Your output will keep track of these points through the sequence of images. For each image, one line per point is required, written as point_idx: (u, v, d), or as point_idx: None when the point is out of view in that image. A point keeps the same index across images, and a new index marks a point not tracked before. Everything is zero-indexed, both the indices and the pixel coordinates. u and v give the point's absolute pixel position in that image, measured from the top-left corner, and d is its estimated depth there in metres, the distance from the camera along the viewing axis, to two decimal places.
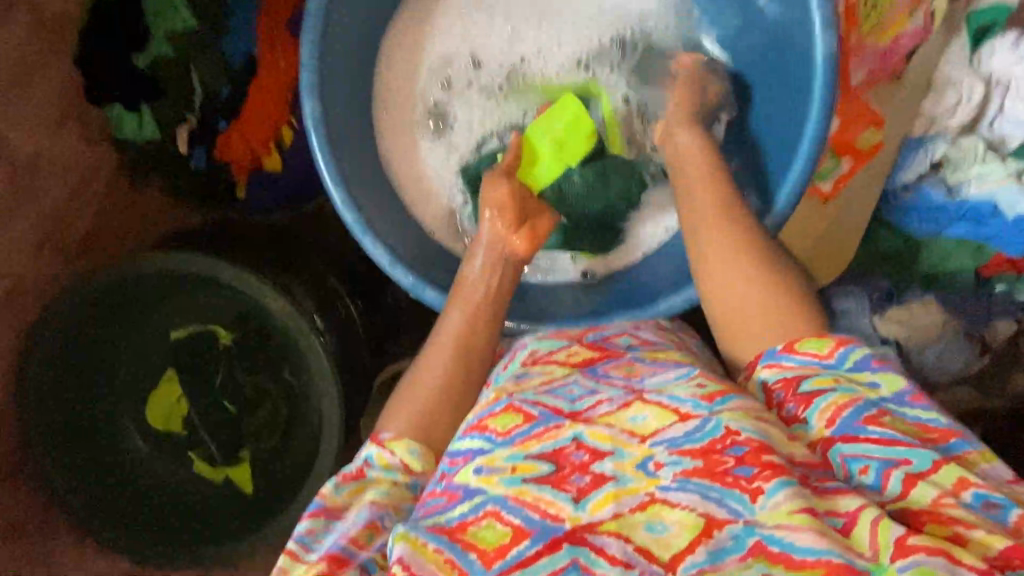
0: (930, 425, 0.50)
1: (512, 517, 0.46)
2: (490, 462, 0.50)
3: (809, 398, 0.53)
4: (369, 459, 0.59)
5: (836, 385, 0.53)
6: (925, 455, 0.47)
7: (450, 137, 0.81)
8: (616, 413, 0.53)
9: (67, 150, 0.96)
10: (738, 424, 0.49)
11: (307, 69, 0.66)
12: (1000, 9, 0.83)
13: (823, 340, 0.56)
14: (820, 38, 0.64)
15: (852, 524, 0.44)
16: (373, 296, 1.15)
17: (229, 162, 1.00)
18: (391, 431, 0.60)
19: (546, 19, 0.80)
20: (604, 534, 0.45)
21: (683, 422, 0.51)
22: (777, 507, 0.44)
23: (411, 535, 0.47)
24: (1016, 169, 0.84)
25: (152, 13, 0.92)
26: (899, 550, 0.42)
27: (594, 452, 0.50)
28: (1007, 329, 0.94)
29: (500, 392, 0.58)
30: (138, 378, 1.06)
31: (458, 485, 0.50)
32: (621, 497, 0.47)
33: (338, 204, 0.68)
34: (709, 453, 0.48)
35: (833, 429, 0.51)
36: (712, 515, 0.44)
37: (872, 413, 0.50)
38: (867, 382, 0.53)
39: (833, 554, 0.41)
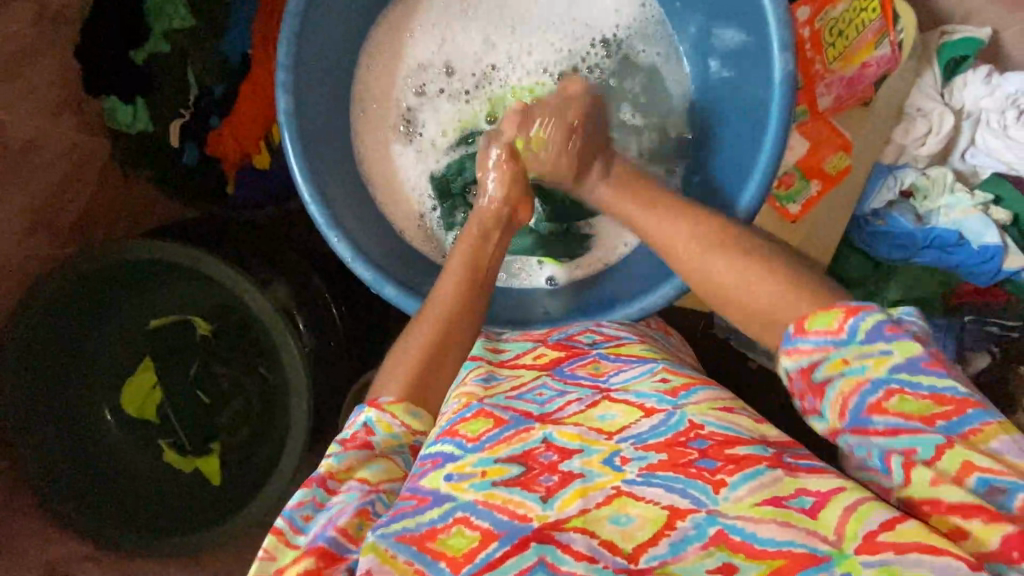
0: (946, 397, 0.46)
1: (480, 522, 0.45)
2: (459, 469, 0.49)
3: (820, 388, 0.50)
4: (368, 423, 0.57)
5: (844, 368, 0.49)
6: (930, 442, 0.45)
7: (419, 141, 0.83)
8: (585, 412, 0.54)
9: (61, 137, 0.99)
10: (702, 419, 0.51)
11: (282, 66, 0.68)
12: (971, 43, 0.87)
13: (832, 313, 0.51)
14: (777, 58, 0.67)
15: (820, 506, 0.44)
16: (353, 295, 1.16)
17: (219, 157, 1.04)
18: (390, 395, 0.60)
19: (521, 31, 0.83)
20: (570, 531, 0.44)
21: (649, 417, 0.52)
22: (740, 500, 0.44)
23: (380, 545, 0.45)
24: (983, 201, 0.87)
25: (150, 9, 0.96)
26: (867, 544, 0.41)
27: (562, 452, 0.50)
28: (979, 361, 0.92)
29: (470, 397, 0.57)
30: (114, 367, 1.08)
31: (426, 489, 0.48)
32: (588, 493, 0.46)
33: (306, 197, 0.69)
34: (674, 446, 0.48)
35: (843, 419, 0.49)
36: (677, 506, 0.44)
37: (877, 396, 0.47)
38: (874, 357, 0.48)
39: (796, 545, 0.41)
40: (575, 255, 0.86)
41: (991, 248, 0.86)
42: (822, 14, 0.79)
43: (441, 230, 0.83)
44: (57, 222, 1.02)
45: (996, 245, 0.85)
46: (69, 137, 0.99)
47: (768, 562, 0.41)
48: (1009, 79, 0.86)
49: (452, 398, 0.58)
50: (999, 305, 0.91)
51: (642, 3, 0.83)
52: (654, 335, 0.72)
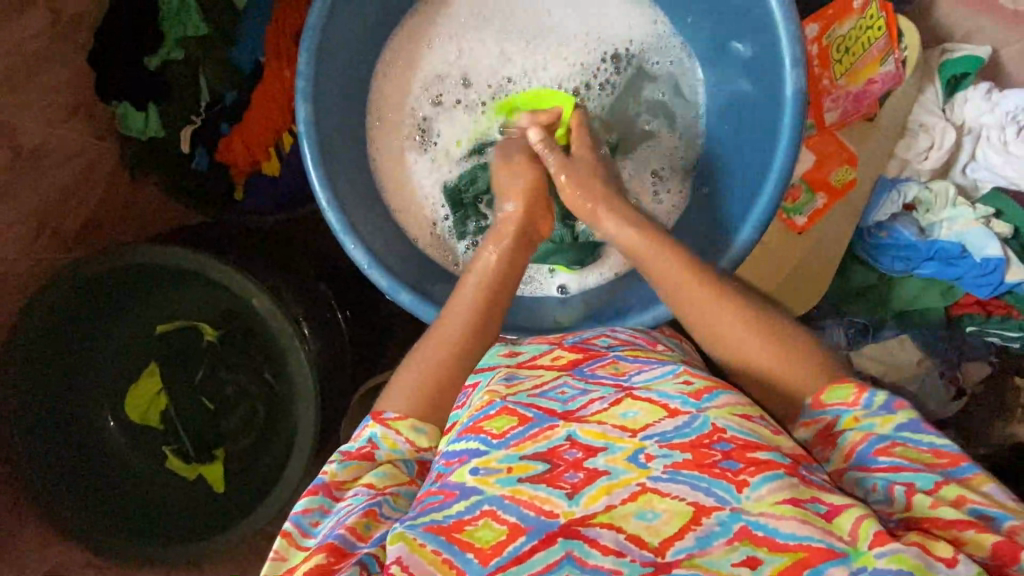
0: (943, 450, 0.51)
1: (508, 516, 0.46)
2: (486, 464, 0.49)
3: (832, 439, 0.55)
4: (373, 439, 0.61)
5: (855, 424, 0.55)
6: (930, 477, 0.49)
7: (434, 150, 0.84)
8: (608, 410, 0.53)
9: (71, 142, 0.99)
10: (723, 423, 0.50)
11: (303, 76, 0.69)
12: (971, 61, 0.89)
13: (847, 388, 0.57)
14: (789, 75, 0.68)
15: (835, 513, 0.45)
16: (360, 303, 1.16)
17: (229, 163, 1.03)
18: (395, 411, 0.63)
19: (536, 43, 0.84)
20: (597, 526, 0.45)
21: (673, 417, 0.51)
22: (762, 499, 0.45)
23: (408, 534, 0.46)
24: (985, 214, 0.88)
25: (165, 17, 0.96)
26: (878, 538, 0.43)
27: (587, 450, 0.49)
28: (979, 371, 0.94)
29: (493, 395, 0.57)
30: (119, 373, 1.07)
31: (454, 483, 0.49)
32: (613, 490, 0.47)
33: (324, 204, 0.70)
34: (699, 447, 0.48)
35: (850, 461, 0.53)
36: (701, 504, 0.45)
37: (885, 445, 0.52)
38: (882, 415, 0.54)
39: (814, 540, 0.43)
40: (586, 262, 0.86)
41: (993, 260, 0.87)
42: (829, 31, 0.82)
43: (454, 238, 0.84)
44: (62, 226, 1.01)
45: (998, 258, 0.86)
46: (80, 139, 1.00)
47: (790, 555, 0.43)
48: (1008, 97, 0.88)
49: (477, 396, 0.59)
50: (998, 316, 0.92)
51: (654, 19, 0.85)
52: (667, 341, 0.72)
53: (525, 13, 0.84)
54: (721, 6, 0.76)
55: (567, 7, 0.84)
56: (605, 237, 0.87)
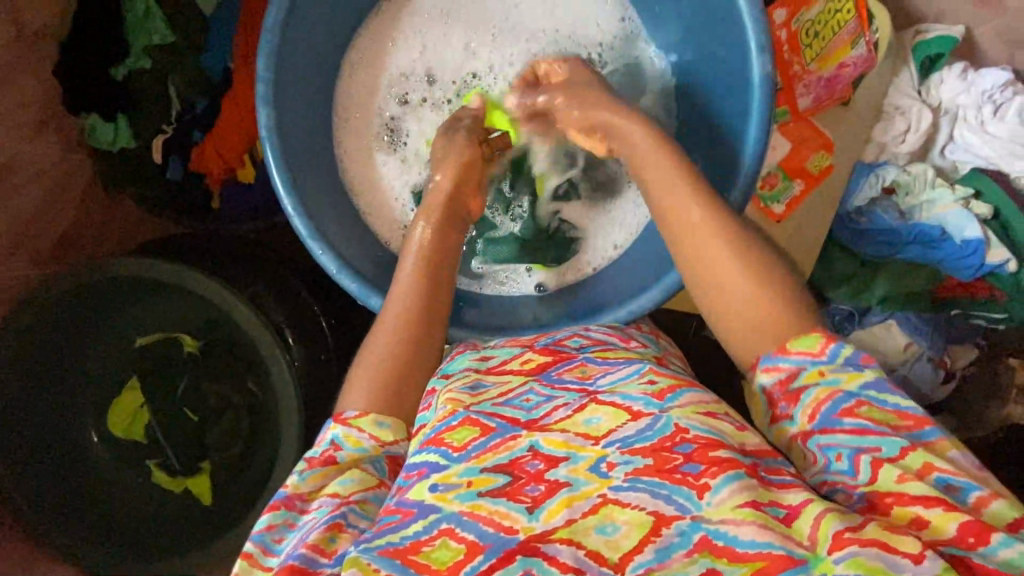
0: (908, 413, 0.48)
1: (466, 533, 0.45)
2: (445, 479, 0.48)
3: (795, 395, 0.52)
4: (335, 440, 0.58)
5: (820, 378, 0.52)
6: (896, 443, 0.47)
7: (403, 151, 0.84)
8: (572, 418, 0.52)
9: (40, 157, 0.97)
10: (688, 423, 0.49)
11: (262, 80, 0.68)
12: (946, 41, 0.88)
13: (814, 338, 0.54)
14: (756, 60, 0.67)
15: (794, 516, 0.44)
16: (343, 309, 1.15)
17: (203, 173, 1.02)
18: (356, 409, 0.60)
19: (501, 39, 0.83)
20: (557, 542, 0.44)
21: (637, 421, 0.50)
22: (723, 503, 0.44)
23: (362, 559, 0.44)
24: (964, 195, 0.88)
25: (131, 27, 0.94)
26: (836, 542, 0.41)
27: (549, 460, 0.48)
28: (966, 354, 0.95)
29: (456, 404, 0.55)
30: (97, 390, 1.06)
31: (412, 501, 0.48)
32: (574, 502, 0.46)
33: (287, 209, 0.69)
34: (659, 451, 0.47)
35: (814, 422, 0.51)
36: (661, 513, 0.44)
37: (850, 404, 0.49)
38: (850, 371, 0.51)
39: (775, 546, 0.42)
40: (563, 260, 0.86)
41: (972, 241, 0.86)
42: (797, 16, 0.81)
43: None
44: (38, 242, 1.00)
45: (977, 238, 0.86)
46: (51, 154, 0.98)
47: (748, 564, 0.42)
48: (983, 75, 0.88)
49: (438, 404, 0.57)
50: (981, 298, 0.91)
51: (624, 16, 0.84)
52: (639, 337, 0.71)
53: (491, 8, 0.83)
54: None
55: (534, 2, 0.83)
56: (580, 232, 0.86)
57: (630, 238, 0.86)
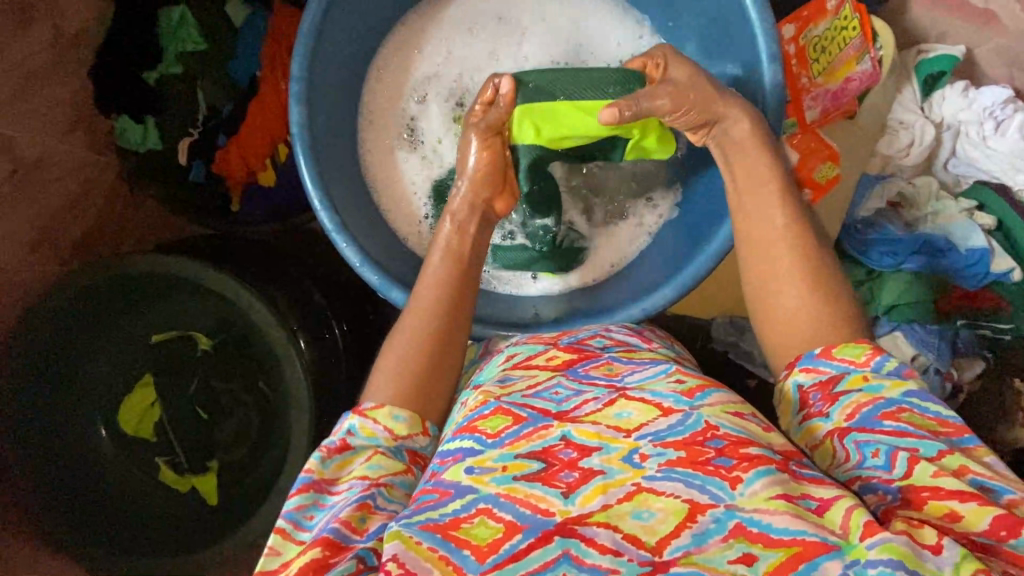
0: (948, 421, 0.50)
1: (503, 514, 0.46)
2: (481, 462, 0.49)
3: (836, 397, 0.54)
4: (352, 430, 0.57)
5: (863, 384, 0.53)
6: (934, 445, 0.47)
7: (422, 152, 0.86)
8: (603, 411, 0.53)
9: (68, 156, 1.00)
10: (717, 421, 0.50)
11: (296, 79, 0.71)
12: (946, 60, 0.92)
13: (861, 347, 0.56)
14: (767, 69, 0.71)
15: (826, 507, 0.44)
16: (355, 312, 1.16)
17: (225, 175, 1.06)
18: (373, 401, 0.60)
19: (528, 47, 0.86)
20: (594, 525, 0.45)
21: (667, 416, 0.51)
22: (756, 493, 0.44)
23: (405, 533, 0.45)
24: (968, 207, 0.91)
25: (165, 34, 0.98)
26: (868, 530, 0.42)
27: (582, 449, 0.49)
28: (975, 368, 0.96)
29: (486, 396, 0.57)
30: (108, 387, 1.06)
31: (449, 482, 0.49)
32: (609, 489, 0.47)
33: (315, 203, 0.72)
34: (692, 444, 0.48)
35: (852, 421, 0.51)
36: (696, 501, 0.45)
37: (891, 409, 0.50)
38: (892, 380, 0.52)
39: (808, 534, 0.42)
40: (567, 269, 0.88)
41: (978, 250, 0.89)
42: (805, 32, 0.85)
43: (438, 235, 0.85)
44: (60, 238, 1.02)
45: (982, 247, 0.89)
46: (79, 154, 1.02)
47: (785, 549, 0.42)
48: (983, 93, 0.92)
49: (471, 397, 0.59)
50: (986, 310, 0.92)
51: (640, 36, 0.87)
52: (659, 341, 0.72)
53: (509, 21, 0.87)
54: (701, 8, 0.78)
55: (560, 16, 0.87)
56: (587, 242, 0.88)
57: (634, 252, 0.88)
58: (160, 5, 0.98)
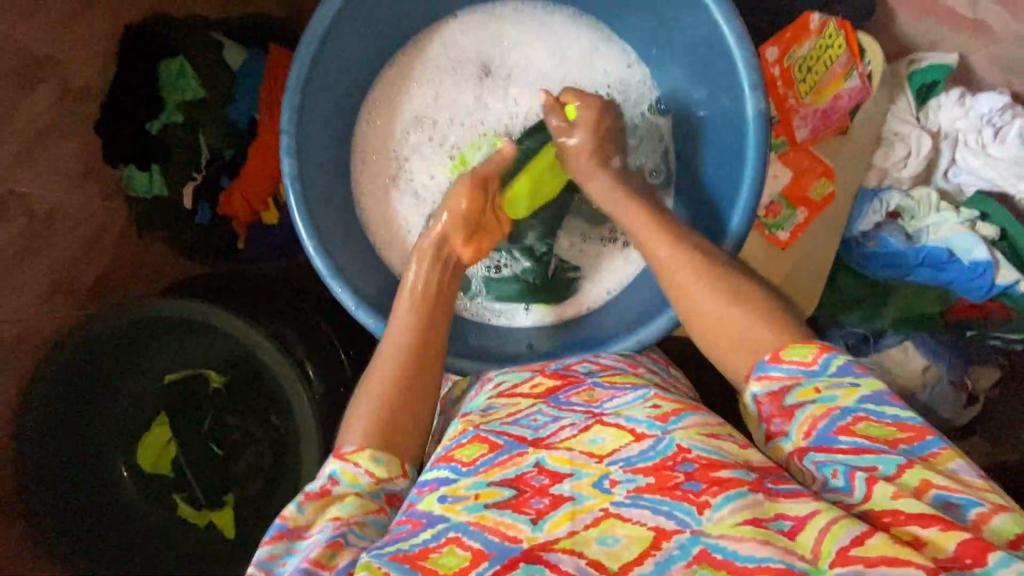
0: (907, 424, 0.50)
1: (472, 542, 0.46)
2: (454, 492, 0.50)
3: (789, 412, 0.54)
4: (334, 474, 0.58)
5: (815, 396, 0.53)
6: (892, 461, 0.48)
7: (415, 189, 0.88)
8: (577, 437, 0.53)
9: (82, 206, 1.04)
10: (689, 443, 0.50)
11: (287, 132, 0.73)
12: (940, 68, 0.91)
13: (808, 347, 0.55)
14: (749, 97, 0.72)
15: (800, 528, 0.44)
16: (363, 343, 1.18)
17: (229, 216, 1.09)
18: (353, 443, 0.61)
19: (513, 88, 0.88)
20: (559, 551, 0.45)
21: (639, 442, 0.51)
22: (722, 520, 0.44)
23: (373, 563, 0.46)
24: (969, 217, 0.89)
25: (166, 85, 1.04)
26: (840, 558, 0.41)
27: (553, 475, 0.50)
28: (989, 375, 0.96)
29: (467, 424, 0.58)
30: (124, 428, 1.09)
31: (422, 512, 0.50)
32: (577, 516, 0.47)
33: (310, 250, 0.74)
34: (661, 470, 0.48)
35: (809, 440, 0.53)
36: (662, 527, 0.45)
37: (846, 422, 0.51)
38: (844, 388, 0.52)
39: (773, 560, 0.42)
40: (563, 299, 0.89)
41: (981, 262, 0.87)
42: (789, 54, 0.85)
43: None
44: (75, 285, 1.06)
45: (985, 259, 0.87)
46: (91, 203, 1.05)
47: None
48: (980, 100, 0.89)
49: (454, 426, 0.60)
50: (997, 319, 0.92)
51: (628, 64, 0.88)
52: (649, 362, 0.73)
53: (495, 57, 0.88)
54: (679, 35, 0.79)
55: (546, 55, 0.88)
56: (581, 270, 0.90)
57: (622, 283, 0.89)
58: (161, 58, 1.03)
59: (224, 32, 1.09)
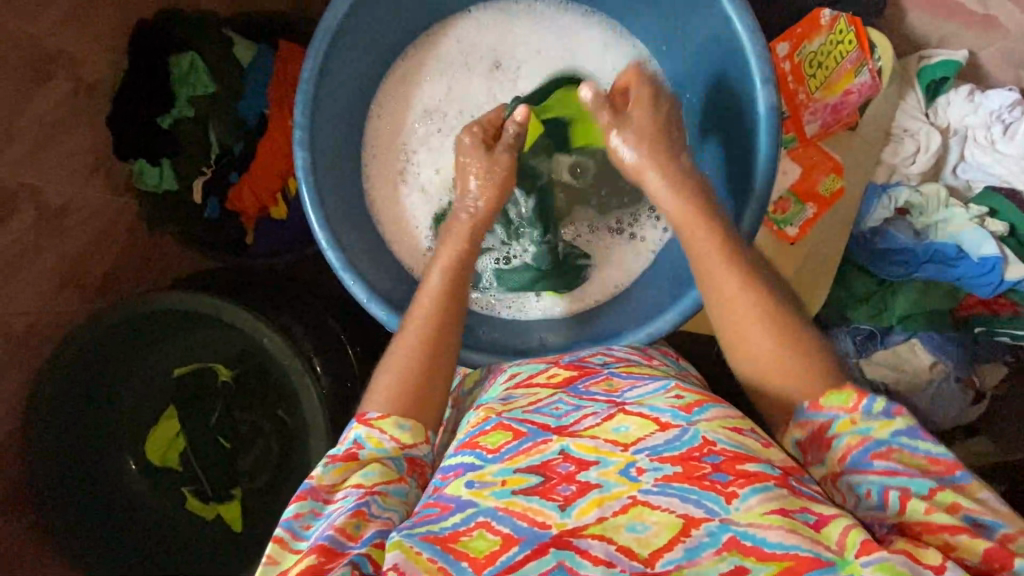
0: (939, 458, 0.50)
1: (501, 527, 0.46)
2: (480, 477, 0.50)
3: (826, 442, 0.53)
4: (358, 439, 0.59)
5: (852, 428, 0.52)
6: (925, 483, 0.48)
7: (425, 183, 0.88)
8: (601, 425, 0.53)
9: (91, 199, 1.04)
10: (714, 436, 0.50)
11: (300, 125, 0.74)
12: (950, 65, 0.91)
13: (847, 393, 0.54)
14: (761, 91, 0.72)
15: (823, 523, 0.45)
16: (371, 338, 1.18)
17: (238, 211, 1.09)
18: (377, 410, 0.62)
19: (522, 81, 0.89)
20: (589, 537, 0.45)
21: (665, 431, 0.51)
22: (751, 509, 0.44)
23: (405, 542, 0.46)
24: (979, 213, 0.89)
25: (176, 79, 1.04)
26: (864, 548, 0.42)
27: (580, 463, 0.50)
28: (996, 373, 0.97)
29: (488, 412, 0.58)
30: (135, 421, 1.10)
31: (450, 496, 0.50)
32: (605, 502, 0.47)
33: (322, 243, 0.74)
34: (688, 459, 0.48)
35: (844, 465, 0.52)
36: (691, 515, 0.45)
37: (881, 451, 0.51)
38: (880, 420, 0.52)
39: (802, 549, 0.42)
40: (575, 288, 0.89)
41: (990, 258, 0.88)
42: (800, 49, 0.85)
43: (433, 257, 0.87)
44: (86, 279, 1.07)
45: (995, 255, 0.87)
46: (100, 196, 1.06)
47: (775, 564, 0.42)
48: (989, 96, 0.90)
49: (474, 415, 0.61)
50: (1004, 315, 0.92)
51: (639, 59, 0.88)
52: (662, 357, 0.73)
53: (506, 51, 0.89)
54: (691, 29, 0.79)
55: (555, 49, 0.89)
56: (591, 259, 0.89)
57: (631, 275, 0.89)
58: (171, 53, 1.03)
59: (234, 27, 1.10)
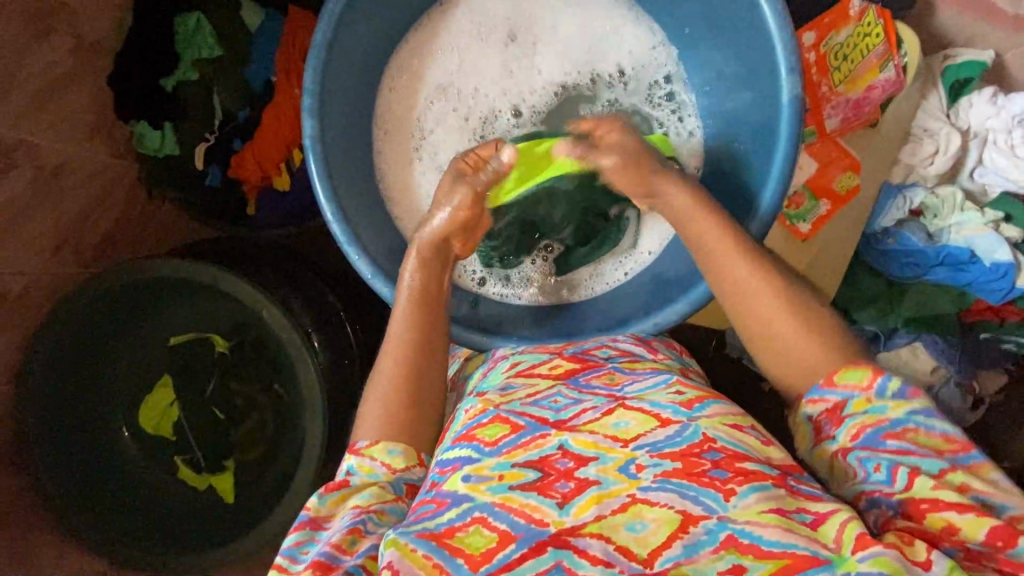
0: (952, 436, 0.51)
1: (498, 522, 0.45)
2: (478, 470, 0.49)
3: (840, 417, 0.54)
4: (350, 469, 0.59)
5: (867, 406, 0.53)
6: (936, 463, 0.49)
7: (436, 159, 0.87)
8: (600, 420, 0.52)
9: (90, 160, 1.02)
10: (714, 433, 0.49)
11: (309, 92, 0.72)
12: (975, 65, 0.90)
13: (862, 370, 0.54)
14: (786, 80, 0.70)
15: (820, 521, 0.45)
16: (371, 316, 1.17)
17: (241, 179, 1.07)
18: (367, 439, 0.61)
19: (537, 60, 0.86)
20: (587, 536, 0.44)
21: (665, 427, 0.50)
22: (748, 507, 0.44)
23: (400, 541, 0.45)
24: (994, 218, 0.90)
25: (180, 39, 0.99)
26: (859, 542, 0.42)
27: (578, 459, 0.49)
28: (997, 379, 0.98)
29: (486, 404, 0.57)
30: (127, 386, 1.09)
31: (446, 491, 0.49)
32: (604, 500, 0.46)
33: (327, 214, 0.73)
34: (688, 456, 0.47)
35: (857, 441, 0.52)
36: (689, 512, 0.44)
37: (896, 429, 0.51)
38: (896, 399, 0.52)
39: (798, 546, 0.42)
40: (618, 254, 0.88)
41: (1003, 264, 0.88)
42: (826, 40, 0.85)
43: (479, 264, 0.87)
44: (81, 243, 1.05)
45: (1008, 261, 0.88)
46: (101, 159, 1.04)
47: (775, 561, 0.42)
48: (1013, 100, 0.89)
49: (473, 404, 0.59)
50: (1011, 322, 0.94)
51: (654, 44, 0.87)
52: (665, 350, 0.72)
53: (522, 25, 0.86)
54: (715, 13, 0.77)
55: (570, 27, 0.86)
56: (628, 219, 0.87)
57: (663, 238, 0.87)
58: (177, 12, 0.99)
59: None
